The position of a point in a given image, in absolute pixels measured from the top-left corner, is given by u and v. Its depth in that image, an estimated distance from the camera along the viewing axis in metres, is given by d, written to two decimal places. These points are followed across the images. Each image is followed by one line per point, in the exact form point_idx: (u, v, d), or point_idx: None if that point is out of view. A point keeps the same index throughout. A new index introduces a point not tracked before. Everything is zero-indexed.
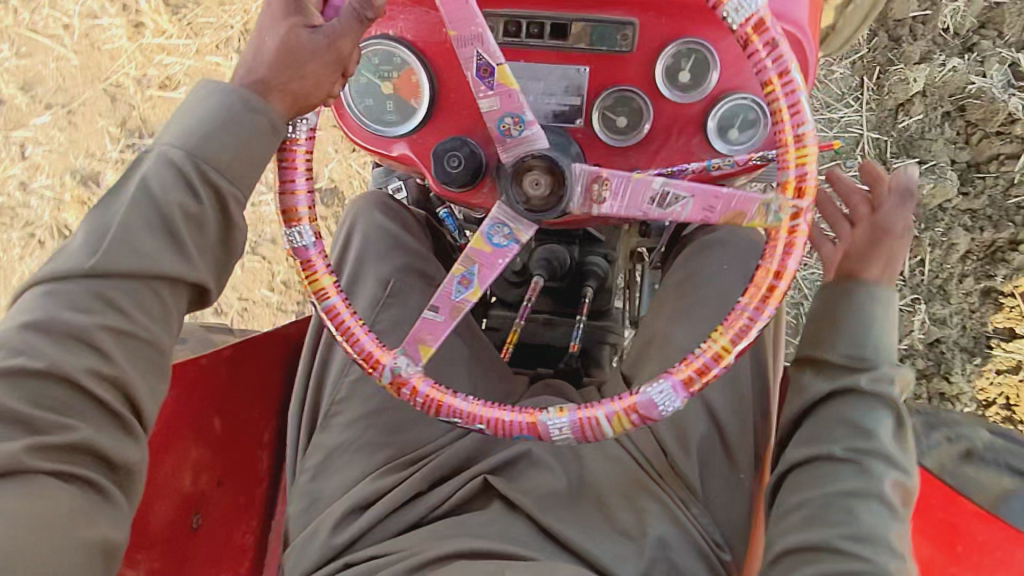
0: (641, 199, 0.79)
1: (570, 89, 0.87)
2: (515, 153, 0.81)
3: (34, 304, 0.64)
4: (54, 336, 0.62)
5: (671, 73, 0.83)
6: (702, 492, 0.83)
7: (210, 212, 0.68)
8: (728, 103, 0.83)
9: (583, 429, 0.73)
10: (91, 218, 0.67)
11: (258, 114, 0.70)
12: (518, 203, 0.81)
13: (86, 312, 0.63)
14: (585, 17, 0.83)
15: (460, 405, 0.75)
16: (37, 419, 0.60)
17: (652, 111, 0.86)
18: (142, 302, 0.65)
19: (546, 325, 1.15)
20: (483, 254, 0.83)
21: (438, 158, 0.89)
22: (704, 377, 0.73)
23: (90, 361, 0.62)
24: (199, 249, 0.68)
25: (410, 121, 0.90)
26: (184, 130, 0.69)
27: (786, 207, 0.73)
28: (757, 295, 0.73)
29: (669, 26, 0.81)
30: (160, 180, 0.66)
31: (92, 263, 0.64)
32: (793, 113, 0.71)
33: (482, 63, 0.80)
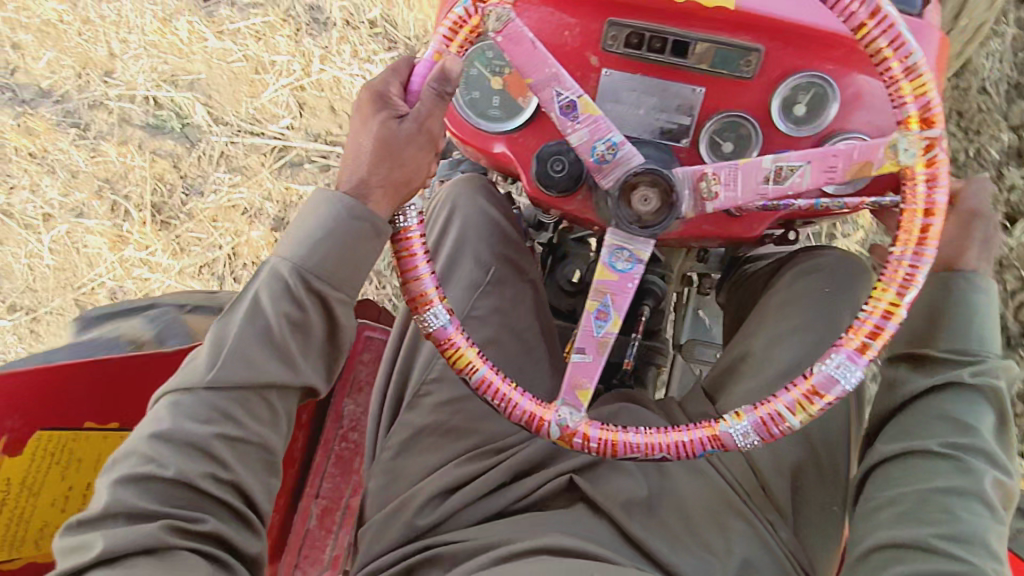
0: (755, 181, 0.75)
1: (682, 107, 0.86)
2: (614, 176, 0.77)
3: (162, 413, 0.72)
4: (176, 445, 0.70)
5: (787, 105, 0.84)
6: (792, 516, 0.81)
7: (314, 318, 0.73)
8: (841, 142, 0.84)
9: (769, 423, 0.70)
10: (213, 334, 0.74)
11: (364, 221, 0.72)
12: (631, 226, 0.77)
13: (205, 421, 0.71)
14: (711, 38, 0.82)
15: (637, 438, 0.71)
16: (175, 512, 0.69)
17: (761, 139, 0.86)
18: (251, 407, 0.73)
19: None
20: (611, 283, 0.78)
21: (541, 161, 0.87)
22: (880, 337, 0.70)
23: (207, 466, 0.70)
24: (303, 352, 0.74)
25: (516, 119, 0.90)
26: (295, 244, 0.73)
27: (917, 141, 0.69)
28: (892, 283, 0.69)
29: (793, 58, 0.83)
30: (273, 297, 0.72)
31: (209, 377, 0.71)
32: (896, 48, 0.67)
33: (563, 100, 0.76)
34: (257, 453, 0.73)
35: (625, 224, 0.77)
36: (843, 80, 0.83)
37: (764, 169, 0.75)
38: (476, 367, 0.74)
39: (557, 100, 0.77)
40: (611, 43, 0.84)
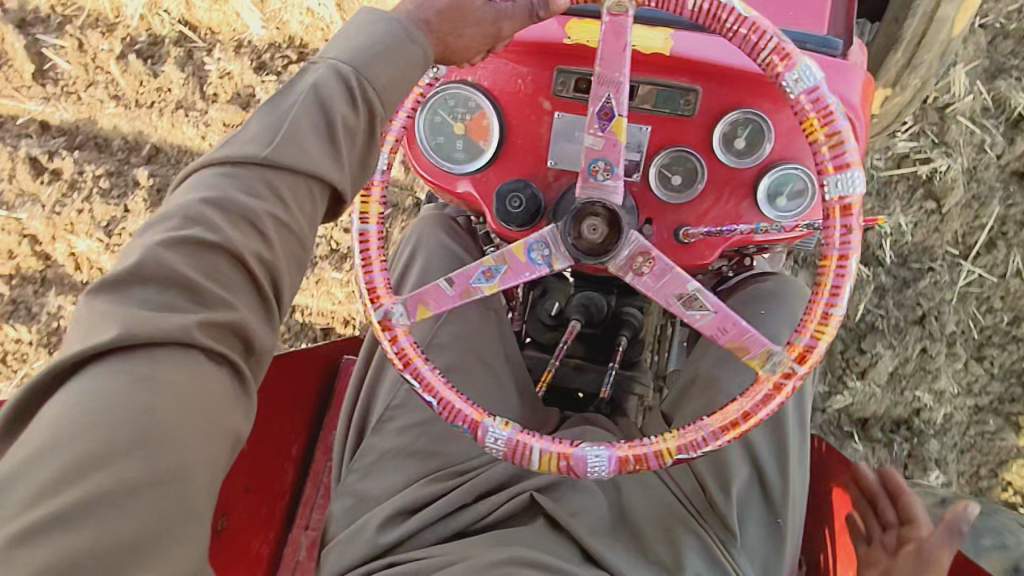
0: (669, 292, 0.82)
1: (630, 145, 0.93)
2: (588, 194, 0.82)
3: (206, 182, 0.61)
4: (225, 214, 0.59)
5: (727, 138, 0.90)
6: (742, 537, 0.87)
7: (365, 125, 0.65)
8: (780, 170, 0.90)
9: (513, 452, 0.79)
10: (262, 113, 0.64)
11: (416, 45, 0.69)
12: (579, 252, 0.82)
13: (254, 195, 0.60)
14: (651, 81, 0.89)
15: (425, 371, 0.83)
16: (208, 293, 0.57)
17: (704, 172, 0.92)
18: (295, 193, 0.62)
19: (577, 368, 1.42)
20: (516, 259, 0.84)
21: (501, 198, 0.93)
22: (640, 463, 0.78)
23: (254, 246, 0.60)
24: (348, 153, 0.65)
25: (479, 160, 0.96)
26: (352, 47, 0.66)
27: (785, 365, 0.77)
28: (763, 387, 0.77)
29: (729, 95, 0.89)
30: (329, 89, 0.64)
31: (266, 153, 0.62)
32: (832, 292, 0.75)
33: (604, 107, 0.80)
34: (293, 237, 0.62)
35: (577, 251, 0.82)
36: (776, 116, 0.89)
37: (683, 285, 0.82)
38: (370, 221, 0.86)
39: (598, 103, 0.80)
40: (561, 88, 0.92)
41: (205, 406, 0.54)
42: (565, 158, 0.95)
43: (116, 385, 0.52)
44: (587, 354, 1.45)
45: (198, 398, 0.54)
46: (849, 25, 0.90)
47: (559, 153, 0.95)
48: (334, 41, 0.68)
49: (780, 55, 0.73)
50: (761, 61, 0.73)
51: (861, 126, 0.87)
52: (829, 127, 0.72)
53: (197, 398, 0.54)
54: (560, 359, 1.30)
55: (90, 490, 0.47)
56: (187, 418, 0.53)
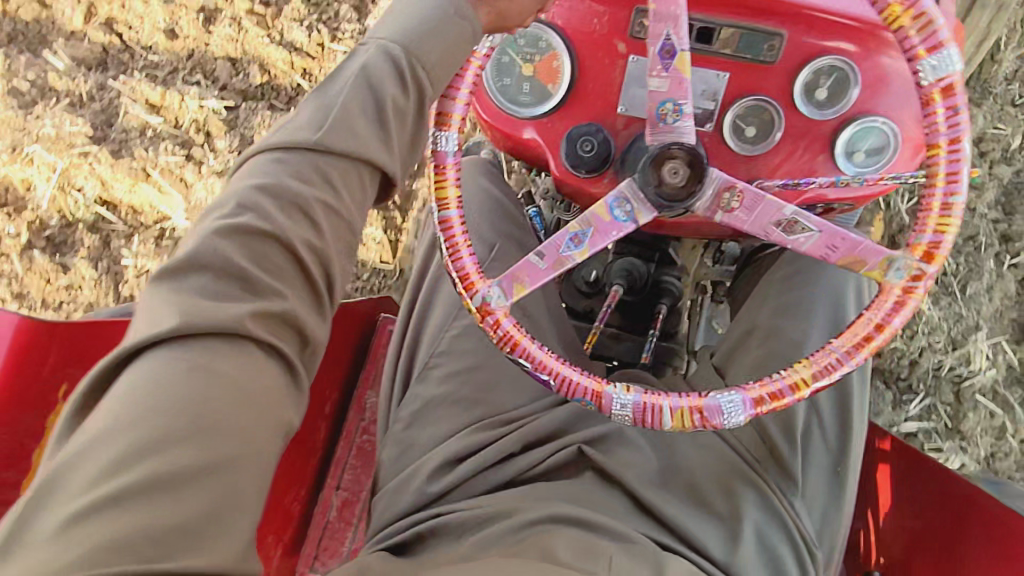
0: (767, 221, 0.79)
1: (706, 92, 0.90)
2: (661, 138, 0.80)
3: (261, 169, 0.60)
4: (280, 202, 0.58)
5: (809, 88, 0.87)
6: (802, 484, 0.84)
7: (414, 106, 0.64)
8: (861, 124, 0.87)
9: (643, 413, 0.76)
10: (313, 100, 0.63)
11: (465, 24, 0.66)
12: (661, 199, 0.80)
13: (309, 183, 0.59)
14: (736, 24, 0.85)
15: (535, 351, 0.79)
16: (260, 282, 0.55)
17: (782, 121, 0.89)
18: (347, 176, 0.61)
19: (613, 337, 1.40)
20: (602, 220, 0.81)
21: (571, 141, 0.90)
22: (776, 402, 0.75)
23: (306, 232, 0.58)
24: (397, 137, 0.63)
25: (546, 104, 0.93)
26: (401, 25, 0.65)
27: (911, 268, 0.74)
28: (882, 304, 0.75)
29: (817, 43, 0.85)
30: (378, 72, 0.63)
31: (318, 136, 0.60)
32: (949, 182, 0.72)
33: (666, 45, 0.77)
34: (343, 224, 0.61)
35: (658, 196, 0.80)
36: (864, 64, 0.85)
37: (779, 214, 0.78)
38: (449, 207, 0.82)
39: (660, 40, 0.77)
40: (638, 30, 0.89)
41: (258, 394, 0.52)
42: (637, 104, 0.92)
43: (173, 374, 0.49)
44: (624, 323, 1.41)
45: (250, 389, 0.51)
46: None
47: (631, 98, 0.92)
48: (381, 22, 0.67)
49: None
50: None
51: None
52: (915, 9, 0.67)
53: (250, 390, 0.51)
54: (603, 322, 1.27)
55: (152, 471, 0.45)
56: (242, 408, 0.50)
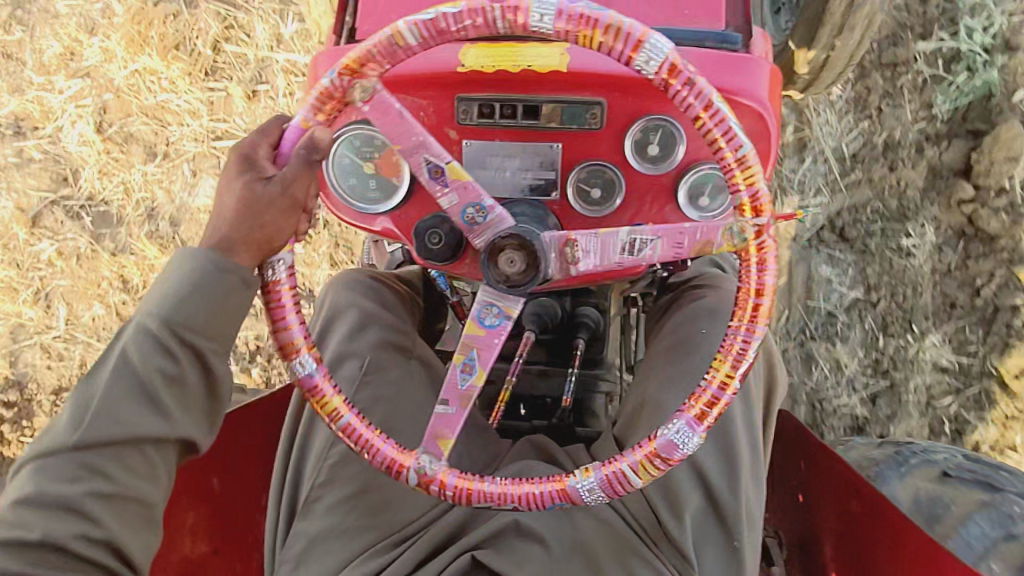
0: (613, 255, 0.81)
1: (544, 164, 0.91)
2: (485, 238, 0.82)
3: (26, 480, 0.74)
4: (47, 510, 0.72)
5: (640, 146, 0.88)
6: (697, 561, 0.85)
7: (188, 369, 0.76)
8: (696, 172, 0.89)
9: (613, 484, 0.78)
10: (76, 395, 0.76)
11: (231, 274, 0.77)
12: (510, 289, 0.81)
13: (74, 480, 0.74)
14: (554, 99, 0.87)
15: (491, 488, 0.78)
16: (70, 494, 0.73)
17: (623, 182, 0.90)
18: (129, 460, 0.76)
19: (540, 374, 1.41)
20: (477, 338, 0.83)
21: (420, 236, 0.91)
22: (716, 408, 0.76)
23: (81, 527, 0.73)
24: (177, 404, 0.77)
25: (392, 199, 0.94)
26: (162, 298, 0.75)
27: (746, 226, 0.75)
28: (688, 412, 0.77)
29: (634, 104, 0.87)
30: (138, 350, 0.74)
31: (76, 439, 0.74)
32: (714, 115, 0.73)
33: (431, 167, 0.82)
34: (128, 455, 0.76)
35: (499, 286, 0.81)
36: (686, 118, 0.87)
37: (620, 241, 0.80)
38: (342, 415, 0.82)
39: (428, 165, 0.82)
40: (464, 117, 0.89)
41: None
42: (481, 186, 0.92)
43: None
44: (549, 359, 1.42)
45: None
46: (748, 17, 0.89)
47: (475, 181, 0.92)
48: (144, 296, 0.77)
49: (509, 7, 0.72)
50: (504, 25, 0.73)
51: (771, 119, 0.85)
52: (599, 26, 0.72)
53: None
54: (517, 373, 1.28)
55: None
56: None
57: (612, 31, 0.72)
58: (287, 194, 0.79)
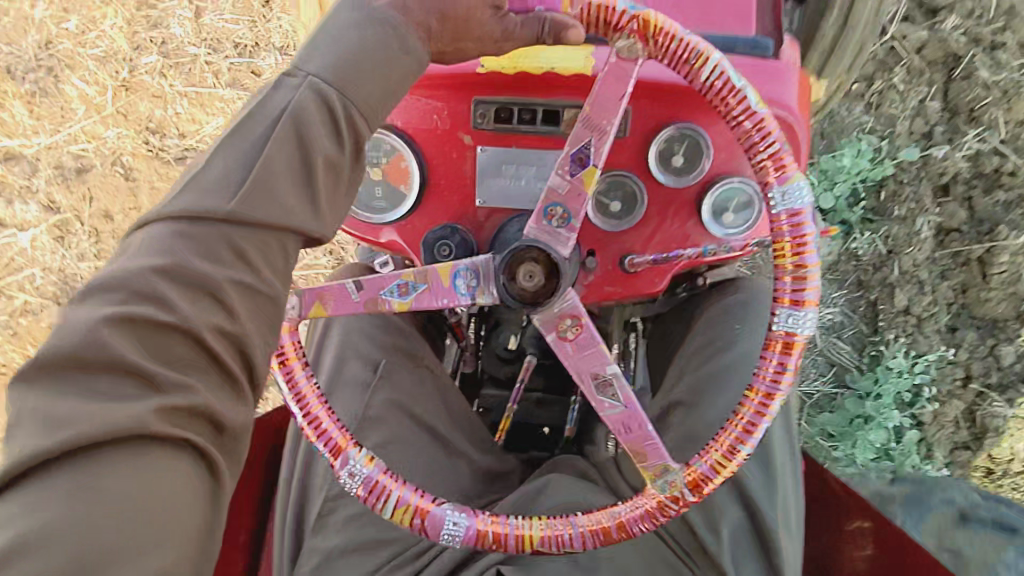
0: (586, 367, 0.76)
1: None
2: (537, 234, 0.75)
3: (154, 245, 0.50)
4: (184, 283, 0.49)
5: (664, 156, 0.84)
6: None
7: (349, 158, 0.57)
8: (722, 185, 0.84)
9: (368, 491, 0.72)
10: (226, 149, 0.54)
11: (410, 60, 0.60)
12: (515, 301, 0.75)
13: (218, 260, 0.51)
14: (577, 104, 0.83)
15: (300, 378, 0.74)
16: (207, 271, 0.50)
17: (645, 195, 0.86)
18: (266, 250, 0.53)
19: (538, 403, 1.33)
20: (440, 283, 0.76)
21: (429, 247, 0.86)
22: (496, 543, 0.72)
23: (218, 317, 0.50)
24: (329, 199, 0.56)
25: (401, 208, 0.88)
26: (331, 57, 0.57)
27: (676, 486, 0.72)
28: (481, 522, 0.72)
29: (661, 111, 0.83)
30: (309, 118, 0.55)
31: (234, 206, 0.52)
32: (782, 355, 0.69)
33: (577, 154, 0.74)
34: (274, 241, 0.53)
35: (508, 297, 0.75)
36: (711, 128, 0.83)
37: (605, 364, 0.76)
38: None
39: (577, 146, 0.74)
40: (480, 121, 0.85)
41: (161, 519, 0.44)
42: (495, 195, 0.87)
43: (43, 519, 0.41)
44: (547, 386, 1.34)
45: (146, 512, 0.44)
46: (776, 25, 0.86)
47: (488, 190, 0.87)
48: (307, 51, 0.58)
49: (776, 163, 0.69)
50: (754, 164, 0.69)
51: (802, 130, 0.81)
52: (798, 249, 0.68)
53: (150, 512, 0.44)
54: (517, 401, 1.19)
55: None
56: (138, 542, 0.43)
57: (797, 269, 0.68)
58: (496, 47, 0.68)
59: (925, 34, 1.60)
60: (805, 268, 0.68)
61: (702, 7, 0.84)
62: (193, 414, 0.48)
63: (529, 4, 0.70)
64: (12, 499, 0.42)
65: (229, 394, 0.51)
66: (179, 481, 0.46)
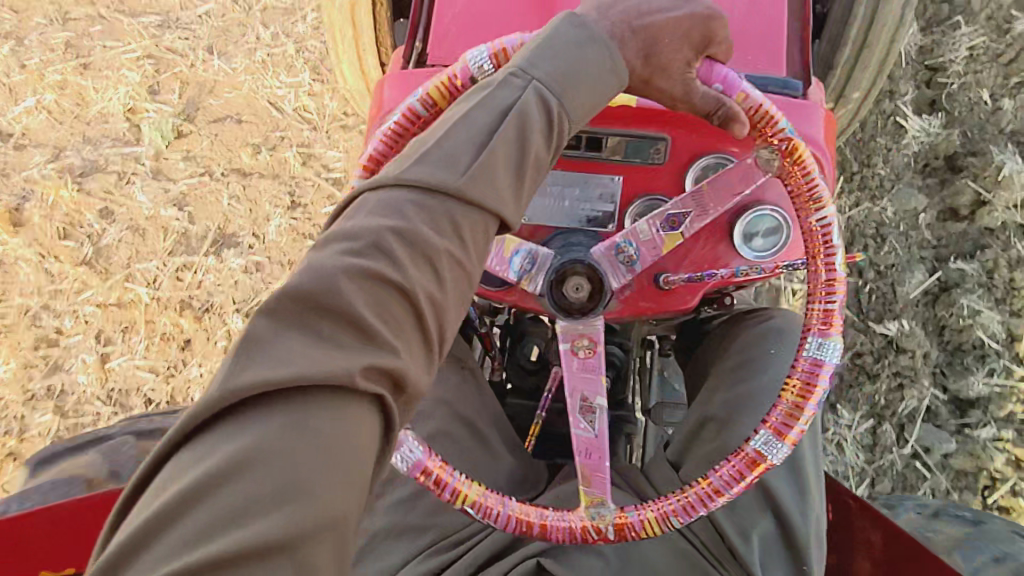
0: (577, 387, 0.82)
1: (603, 196, 0.92)
2: (600, 260, 0.82)
3: (393, 207, 0.58)
4: (411, 245, 0.56)
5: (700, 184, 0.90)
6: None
7: (551, 162, 0.65)
8: (754, 212, 0.90)
9: None
10: (453, 132, 0.62)
11: (613, 77, 0.69)
12: (555, 305, 0.82)
13: (440, 230, 0.58)
14: (619, 132, 0.89)
15: None
16: (433, 241, 0.57)
17: None
18: (474, 230, 0.60)
19: (562, 415, 1.37)
20: (501, 249, 0.84)
21: None
22: (436, 485, 0.77)
23: (427, 284, 0.57)
24: (529, 193, 0.64)
25: None
26: (553, 66, 0.65)
27: (605, 520, 0.78)
28: (437, 466, 0.77)
29: (699, 141, 0.89)
30: (532, 118, 0.63)
31: (463, 181, 0.59)
32: (744, 471, 0.77)
33: (671, 215, 0.83)
34: (483, 222, 0.60)
35: (549, 296, 0.81)
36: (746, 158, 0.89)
37: (589, 393, 0.82)
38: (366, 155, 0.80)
39: (677, 210, 0.83)
40: None
41: (353, 456, 0.51)
42: (538, 213, 0.92)
43: (271, 430, 0.49)
44: None
45: (342, 446, 0.50)
46: (806, 63, 0.93)
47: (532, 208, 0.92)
48: (534, 54, 0.66)
49: (823, 315, 0.78)
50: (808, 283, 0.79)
51: (828, 161, 0.88)
52: (805, 393, 0.78)
53: (347, 445, 0.51)
54: (546, 408, 1.23)
55: None
56: (331, 473, 0.50)
57: (795, 407, 0.78)
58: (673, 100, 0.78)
59: (952, 448, 1.62)
60: (801, 409, 0.78)
61: (742, 41, 0.91)
62: (387, 372, 0.54)
63: (715, 75, 0.79)
64: (254, 406, 0.50)
65: (417, 355, 0.57)
66: (367, 430, 0.53)
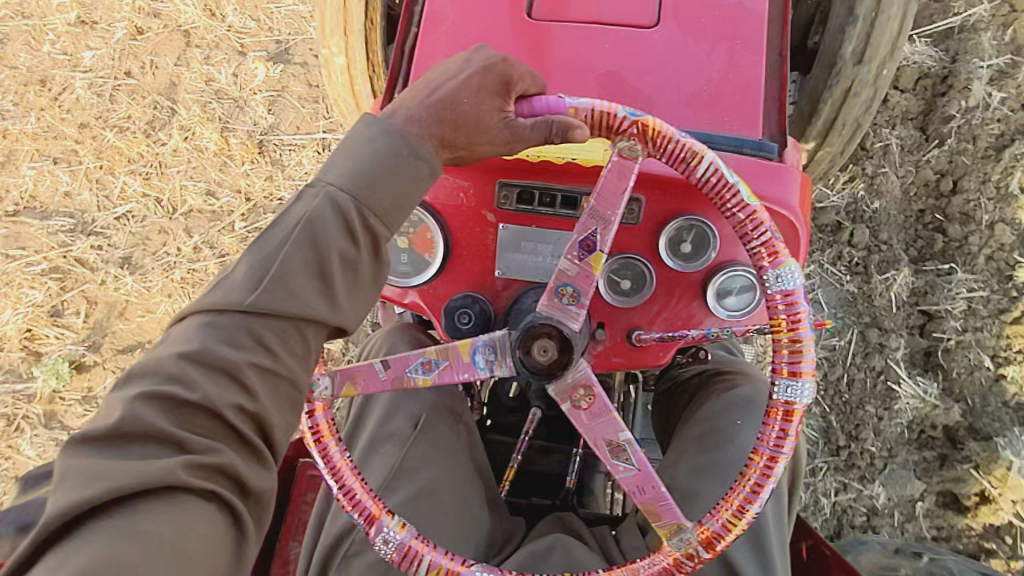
0: (598, 434, 0.81)
1: None
2: (549, 310, 0.80)
3: (192, 334, 0.62)
4: (208, 367, 0.60)
5: (674, 243, 0.90)
6: None
7: (365, 255, 0.66)
8: (727, 273, 0.89)
9: (402, 556, 0.76)
10: (252, 252, 0.65)
11: (421, 160, 0.69)
12: (534, 374, 0.80)
13: (239, 347, 0.61)
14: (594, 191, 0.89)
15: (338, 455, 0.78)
16: (231, 358, 0.60)
17: (655, 277, 0.92)
18: (284, 336, 0.63)
19: (542, 451, 1.36)
20: (461, 359, 0.82)
21: (449, 315, 0.93)
22: None
23: (236, 396, 0.60)
24: (347, 290, 0.66)
25: (424, 274, 0.94)
26: (354, 170, 0.66)
27: (690, 545, 0.77)
28: None
29: (675, 202, 0.89)
30: (329, 223, 0.64)
31: (252, 300, 0.62)
32: (779, 437, 0.74)
33: (585, 239, 0.80)
34: (292, 328, 0.63)
35: (523, 368, 0.80)
36: (720, 221, 0.89)
37: (619, 430, 0.80)
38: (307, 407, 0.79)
39: (586, 232, 0.80)
40: (503, 202, 0.91)
41: (192, 547, 0.54)
42: (513, 268, 0.94)
43: (99, 543, 0.51)
44: (550, 436, 1.39)
45: (184, 543, 0.54)
46: (782, 126, 0.93)
47: (507, 263, 0.94)
48: (332, 160, 0.67)
49: (768, 250, 0.75)
50: (750, 251, 0.76)
51: (802, 230, 0.88)
52: (794, 331, 0.74)
53: (185, 541, 0.54)
54: (523, 452, 1.21)
55: None
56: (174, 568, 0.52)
57: (793, 345, 0.74)
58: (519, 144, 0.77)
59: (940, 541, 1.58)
60: (799, 343, 0.74)
61: (713, 105, 0.91)
62: (220, 469, 0.58)
63: (535, 107, 0.78)
64: (82, 527, 0.53)
65: (248, 459, 0.61)
66: (207, 524, 0.56)
